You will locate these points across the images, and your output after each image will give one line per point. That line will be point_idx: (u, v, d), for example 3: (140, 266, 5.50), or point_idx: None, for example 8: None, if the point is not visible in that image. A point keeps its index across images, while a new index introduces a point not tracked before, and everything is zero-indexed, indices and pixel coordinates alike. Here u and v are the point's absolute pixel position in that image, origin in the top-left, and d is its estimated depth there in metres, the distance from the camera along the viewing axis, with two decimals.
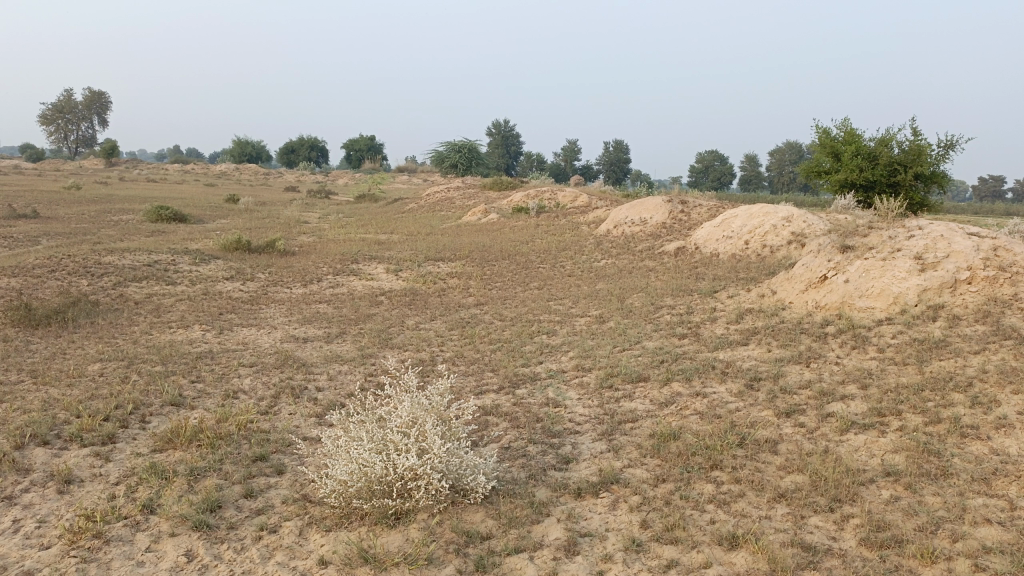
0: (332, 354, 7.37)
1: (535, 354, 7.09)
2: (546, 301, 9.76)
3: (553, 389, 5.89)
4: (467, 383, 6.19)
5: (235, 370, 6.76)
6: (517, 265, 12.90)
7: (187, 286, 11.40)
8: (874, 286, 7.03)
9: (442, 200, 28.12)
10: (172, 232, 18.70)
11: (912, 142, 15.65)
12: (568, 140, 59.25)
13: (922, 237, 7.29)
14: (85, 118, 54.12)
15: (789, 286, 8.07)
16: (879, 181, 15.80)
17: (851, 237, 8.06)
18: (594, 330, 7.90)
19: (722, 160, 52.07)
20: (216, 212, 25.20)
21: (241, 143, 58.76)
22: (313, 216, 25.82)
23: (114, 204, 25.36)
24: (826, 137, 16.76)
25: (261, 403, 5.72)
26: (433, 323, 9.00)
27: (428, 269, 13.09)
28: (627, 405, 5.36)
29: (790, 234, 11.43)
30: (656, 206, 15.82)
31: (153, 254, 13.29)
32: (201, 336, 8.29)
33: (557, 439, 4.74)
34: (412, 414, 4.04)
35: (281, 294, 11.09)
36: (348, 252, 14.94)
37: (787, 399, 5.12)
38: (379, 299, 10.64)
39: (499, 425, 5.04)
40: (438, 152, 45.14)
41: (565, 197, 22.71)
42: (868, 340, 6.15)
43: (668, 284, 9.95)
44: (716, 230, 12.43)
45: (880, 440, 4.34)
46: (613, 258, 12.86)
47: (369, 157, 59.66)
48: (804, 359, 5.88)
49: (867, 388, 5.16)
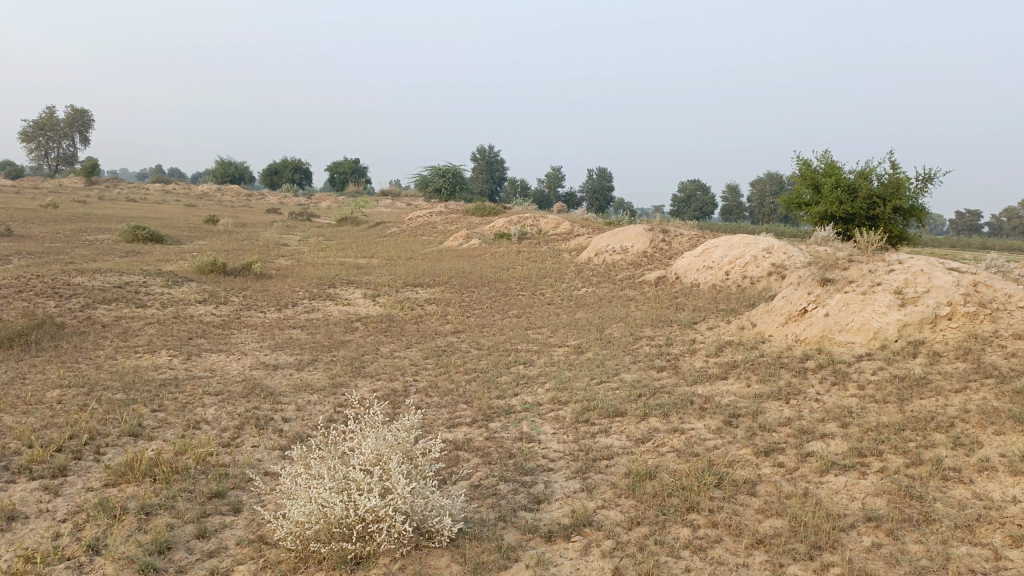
0: (302, 382, 7.17)
1: (510, 385, 6.93)
2: (524, 330, 9.61)
3: (528, 423, 5.73)
4: (440, 415, 6.02)
5: (200, 399, 6.54)
6: (497, 292, 12.77)
7: (158, 309, 11.15)
8: (854, 321, 6.96)
9: (424, 225, 28.00)
10: (148, 253, 18.42)
11: (891, 176, 15.77)
12: (552, 167, 59.53)
13: (902, 271, 7.24)
14: (67, 136, 53.66)
15: (769, 318, 7.99)
16: (858, 214, 15.89)
17: (831, 270, 8.01)
18: (572, 360, 7.76)
19: (704, 189, 52.48)
20: (195, 232, 24.93)
21: (224, 164, 58.53)
22: (293, 238, 25.62)
23: (91, 223, 25.01)
24: (806, 169, 16.88)
25: (224, 435, 5.50)
26: (408, 351, 8.82)
27: (407, 295, 12.93)
28: (603, 441, 5.21)
29: (770, 265, 11.41)
30: (637, 235, 15.80)
31: (125, 276, 13.01)
32: (168, 362, 8.06)
33: (529, 476, 4.58)
34: (377, 451, 3.87)
35: (255, 319, 10.87)
36: (326, 277, 14.74)
37: (767, 437, 5.00)
38: (354, 325, 10.45)
39: (470, 461, 4.87)
40: (422, 177, 45.14)
41: (547, 224, 22.69)
42: (848, 376, 6.06)
43: (647, 314, 9.86)
44: (696, 260, 12.38)
45: (861, 482, 4.21)
46: (594, 287, 12.77)
47: (352, 180, 59.57)
48: (783, 395, 5.77)
49: (847, 426, 5.04)
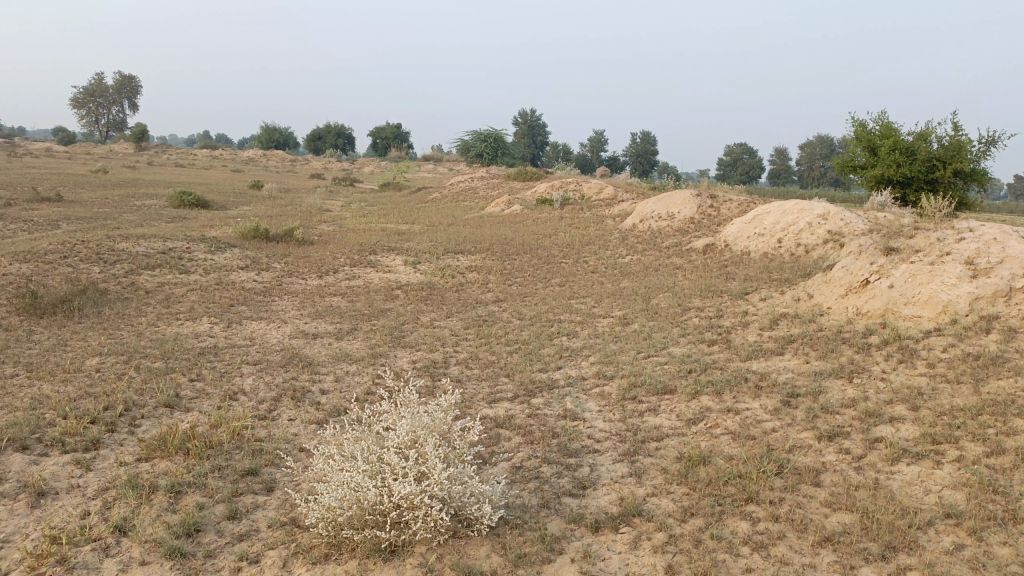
0: (340, 352, 7.02)
1: (553, 358, 6.67)
2: (567, 299, 9.33)
3: (572, 399, 5.47)
4: (480, 390, 5.79)
5: (237, 368, 6.42)
6: (539, 259, 12.48)
7: (200, 275, 11.13)
8: (921, 293, 6.50)
9: (465, 190, 27.72)
10: (193, 218, 18.55)
11: (954, 138, 14.94)
12: (596, 131, 58.58)
13: (974, 240, 6.73)
14: (117, 102, 54.37)
15: (827, 290, 7.56)
16: (917, 178, 15.14)
17: (895, 239, 7.52)
18: (618, 332, 7.46)
19: (752, 153, 51.14)
20: (240, 198, 25.10)
21: (269, 128, 58.94)
22: (336, 203, 25.62)
23: (140, 188, 25.33)
24: (861, 130, 16.11)
25: (259, 408, 5.36)
26: (448, 320, 8.61)
27: (447, 262, 12.73)
28: (652, 421, 4.93)
29: (826, 232, 10.88)
30: (685, 200, 15.30)
31: (168, 241, 13.03)
32: (208, 330, 7.98)
33: (574, 458, 4.33)
34: (413, 432, 3.65)
35: (296, 286, 10.77)
36: (367, 243, 14.60)
37: (829, 419, 4.66)
38: (395, 293, 10.28)
39: (511, 441, 4.63)
40: (464, 141, 44.75)
41: (590, 189, 22.23)
42: (916, 353, 5.64)
43: (696, 283, 9.47)
44: (747, 227, 11.89)
45: (936, 472, 3.87)
46: (639, 254, 12.40)
47: (394, 145, 59.49)
48: (846, 374, 5.39)
49: (917, 409, 4.67)
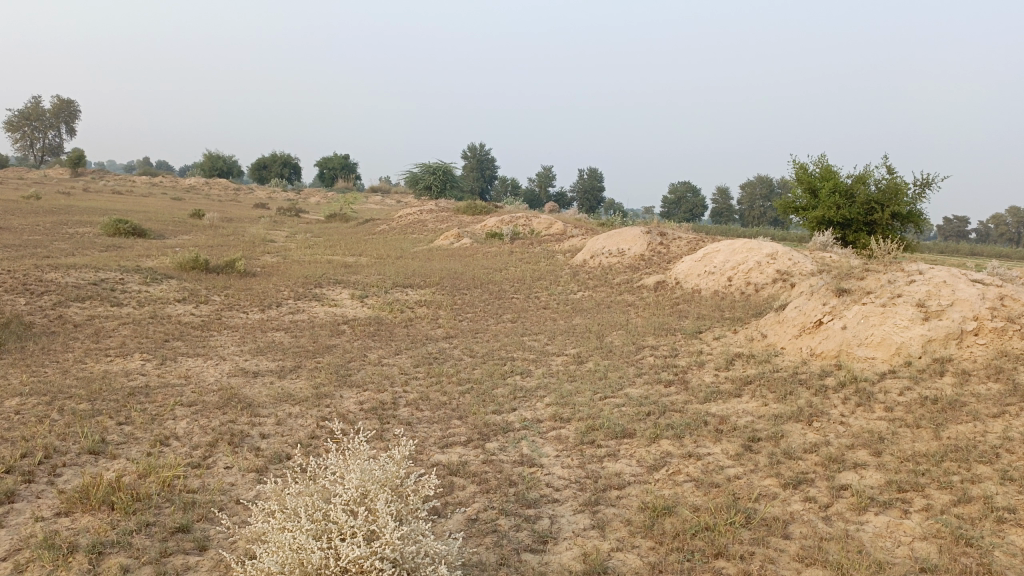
0: (282, 392, 6.66)
1: (507, 399, 6.45)
2: (519, 336, 9.14)
3: (528, 444, 5.26)
4: (431, 434, 5.53)
5: (171, 410, 6.02)
6: (490, 294, 12.30)
7: (134, 308, 10.59)
8: (874, 335, 6.52)
9: (413, 223, 27.45)
10: (129, 248, 17.85)
11: (891, 181, 15.41)
12: (544, 166, 59.17)
13: (924, 282, 6.81)
14: (53, 126, 52.61)
15: (780, 330, 7.55)
16: (856, 219, 15.52)
17: (846, 280, 7.58)
18: (572, 371, 7.29)
19: (695, 192, 52.25)
20: (179, 227, 24.34)
21: (212, 157, 57.86)
22: (280, 234, 25.07)
23: (74, 215, 24.37)
24: (803, 172, 16.50)
25: (193, 455, 5.00)
26: (397, 357, 8.32)
27: (395, 296, 12.44)
28: (612, 467, 4.74)
29: (775, 271, 10.99)
30: (635, 237, 15.37)
31: (100, 272, 12.43)
32: (140, 367, 7.52)
33: (533, 509, 4.11)
34: (363, 486, 3.38)
35: (236, 320, 10.33)
36: (312, 275, 14.21)
37: (792, 466, 4.55)
38: (341, 328, 9.94)
39: (466, 490, 4.38)
40: (412, 173, 44.57)
41: (540, 223, 22.24)
42: (873, 396, 5.62)
43: (649, 321, 9.40)
44: (697, 265, 11.95)
45: (905, 522, 3.76)
46: (590, 291, 12.33)
47: (341, 176, 58.96)
48: (805, 417, 5.32)
49: (880, 454, 4.60)
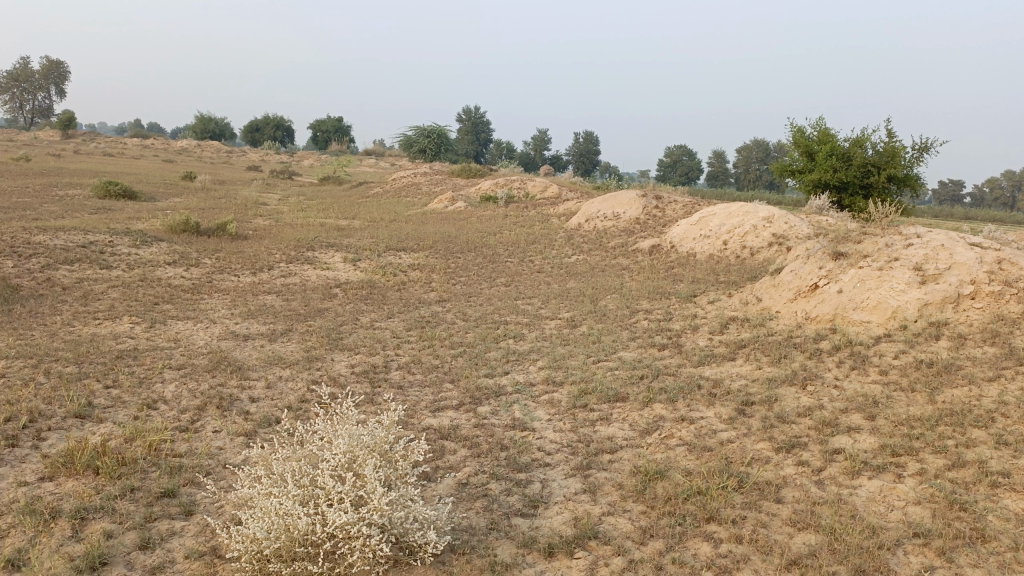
0: (273, 356, 6.60)
1: (499, 362, 6.40)
2: (513, 300, 9.06)
3: (520, 408, 5.21)
4: (423, 398, 5.48)
5: (159, 374, 5.95)
6: (483, 258, 12.19)
7: (124, 271, 10.47)
8: (870, 299, 6.46)
9: (407, 186, 27.19)
10: (119, 210, 17.64)
11: (888, 144, 15.24)
12: (540, 129, 58.63)
13: (921, 246, 6.72)
14: (42, 87, 51.78)
15: (776, 294, 7.49)
16: (852, 183, 15.38)
17: (843, 243, 7.49)
18: (566, 335, 7.23)
19: (691, 155, 51.86)
20: (171, 189, 24.05)
21: (204, 118, 57.14)
22: (273, 197, 24.82)
23: (64, 178, 24.07)
24: (800, 135, 16.31)
25: (181, 419, 4.94)
26: (390, 321, 8.25)
27: (388, 260, 12.33)
28: (604, 431, 4.71)
29: (771, 235, 10.90)
30: (630, 200, 15.23)
31: (89, 234, 12.27)
32: (129, 330, 7.43)
33: (524, 473, 4.07)
34: (350, 452, 3.31)
35: (227, 283, 10.22)
36: (304, 238, 14.07)
37: (786, 429, 4.51)
38: (333, 292, 9.84)
39: (456, 454, 4.34)
40: (406, 136, 44.06)
41: (535, 187, 22.04)
42: (868, 360, 5.57)
43: (643, 285, 9.33)
44: (692, 228, 11.84)
45: (899, 487, 3.74)
46: (585, 255, 12.24)
47: (335, 138, 58.33)
48: (800, 381, 5.28)
49: (874, 419, 4.57)
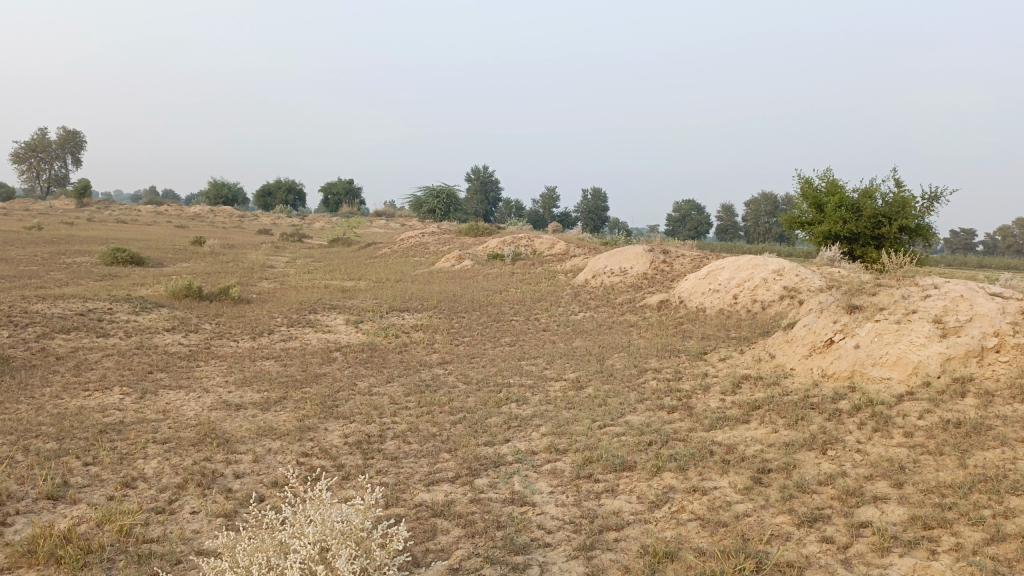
0: (264, 426, 6.31)
1: (500, 429, 6.08)
2: (517, 361, 8.77)
3: (521, 479, 4.88)
4: (417, 470, 5.16)
5: (142, 449, 5.66)
6: (488, 317, 11.95)
7: (121, 338, 10.28)
8: (889, 353, 6.15)
9: (415, 246, 27.19)
10: (125, 276, 17.62)
11: (897, 195, 15.06)
12: (547, 187, 59.07)
13: (939, 297, 6.43)
14: (59, 157, 52.81)
15: (789, 350, 7.18)
16: (863, 234, 15.13)
17: (857, 295, 7.21)
18: (571, 398, 6.92)
19: (699, 210, 51.95)
20: (179, 254, 24.12)
21: (217, 184, 58.08)
22: (281, 260, 24.86)
23: (74, 245, 24.23)
24: (808, 187, 16.16)
25: (159, 499, 4.64)
26: (389, 386, 7.97)
27: (391, 321, 12.10)
28: (609, 505, 4.36)
29: (782, 288, 10.62)
30: (637, 256, 15.04)
31: (89, 302, 12.13)
32: (118, 401, 7.18)
33: (522, 556, 3.73)
34: (323, 541, 3.01)
35: (225, 349, 9.99)
36: (307, 301, 13.89)
37: (806, 500, 4.16)
38: (333, 356, 9.59)
39: (449, 534, 4.01)
40: (416, 197, 44.39)
41: (542, 244, 21.93)
42: (891, 420, 5.23)
43: (652, 342, 9.03)
44: (701, 283, 11.58)
45: (934, 565, 3.37)
46: (591, 312, 11.99)
47: (345, 201, 58.96)
48: (819, 445, 4.94)
49: (902, 486, 4.21)
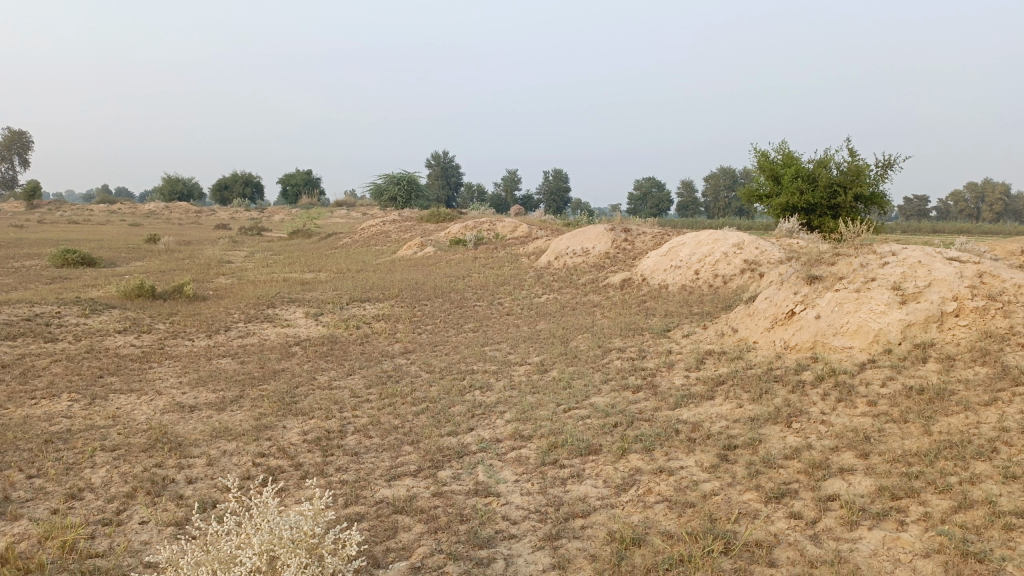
0: (219, 427, 6.09)
1: (464, 417, 5.95)
2: (480, 347, 8.63)
3: (485, 469, 4.77)
4: (378, 465, 5.01)
5: (89, 458, 5.41)
6: (450, 304, 11.79)
7: (70, 343, 9.90)
8: (849, 323, 6.14)
9: (377, 234, 26.87)
10: (76, 278, 17.06)
11: (851, 164, 15.19)
12: (508, 170, 58.81)
13: (898, 264, 6.44)
14: (5, 159, 51.07)
15: (752, 323, 7.15)
16: (820, 204, 15.25)
17: (817, 265, 7.20)
18: (535, 382, 6.82)
19: (660, 186, 52.19)
20: (133, 253, 23.46)
21: (171, 180, 56.79)
22: (239, 254, 24.31)
23: (22, 248, 23.45)
24: (764, 159, 16.23)
25: (106, 510, 4.42)
26: (350, 379, 7.78)
27: (352, 312, 11.87)
28: (575, 491, 4.26)
29: (743, 262, 10.63)
30: (598, 235, 14.98)
31: (35, 306, 11.70)
32: (65, 408, 6.88)
33: (486, 550, 3.61)
34: (270, 552, 2.83)
35: (180, 349, 9.69)
36: (265, 295, 13.58)
37: (774, 475, 4.11)
38: (292, 351, 9.36)
39: (410, 531, 3.88)
40: (375, 184, 43.83)
41: (504, 227, 21.78)
42: (855, 390, 5.21)
43: (615, 321, 8.96)
44: (662, 260, 11.55)
45: (903, 537, 3.34)
46: (554, 293, 11.90)
47: (304, 192, 58.09)
48: (784, 418, 4.90)
49: (868, 456, 4.19)
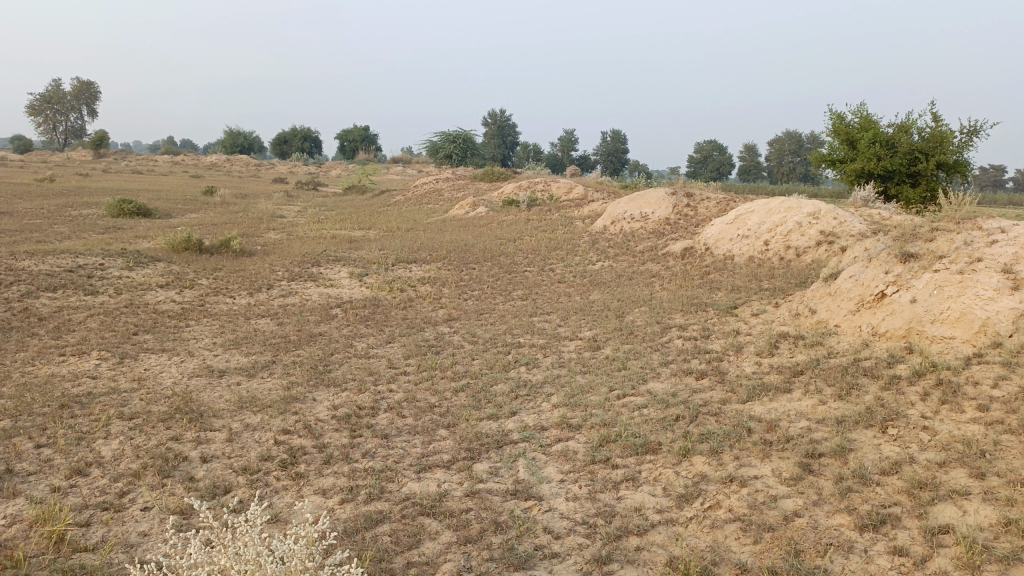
0: (245, 397, 5.66)
1: (506, 399, 5.40)
2: (528, 317, 8.06)
3: (527, 464, 4.21)
4: (409, 452, 4.50)
5: (105, 427, 5.01)
6: (500, 268, 11.22)
7: (110, 296, 9.66)
8: (951, 309, 5.33)
9: (430, 192, 26.43)
10: (128, 229, 17.04)
11: (935, 129, 13.95)
12: (567, 131, 57.57)
13: (1009, 243, 5.58)
14: (75, 109, 52.05)
15: (833, 305, 6.39)
16: (898, 171, 14.08)
17: (911, 241, 6.35)
18: (586, 360, 6.22)
19: (722, 150, 50.40)
20: (187, 205, 23.46)
21: (232, 133, 57.23)
22: (291, 209, 24.13)
23: (82, 197, 23.63)
24: (839, 123, 15.05)
25: (110, 492, 4.01)
26: (388, 347, 7.30)
27: (398, 274, 11.40)
28: (630, 499, 3.68)
29: (818, 233, 9.76)
30: (659, 199, 14.15)
31: (80, 257, 11.52)
32: (92, 368, 6.56)
33: (523, 573, 3.06)
34: None
35: (220, 307, 9.38)
36: (311, 253, 13.21)
37: (870, 495, 3.46)
38: (333, 313, 8.94)
39: (438, 539, 3.36)
40: (431, 142, 43.17)
41: (559, 188, 21.02)
42: (961, 389, 4.47)
43: (676, 295, 8.26)
44: (729, 228, 10.73)
45: None
46: (610, 261, 11.22)
47: (361, 148, 57.98)
48: (877, 421, 4.21)
49: (984, 476, 3.50)
